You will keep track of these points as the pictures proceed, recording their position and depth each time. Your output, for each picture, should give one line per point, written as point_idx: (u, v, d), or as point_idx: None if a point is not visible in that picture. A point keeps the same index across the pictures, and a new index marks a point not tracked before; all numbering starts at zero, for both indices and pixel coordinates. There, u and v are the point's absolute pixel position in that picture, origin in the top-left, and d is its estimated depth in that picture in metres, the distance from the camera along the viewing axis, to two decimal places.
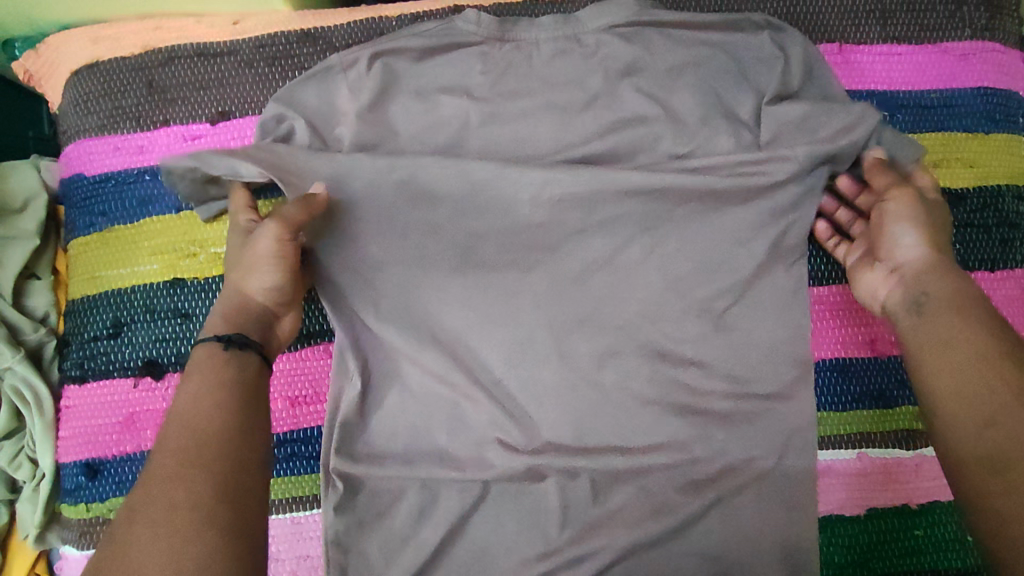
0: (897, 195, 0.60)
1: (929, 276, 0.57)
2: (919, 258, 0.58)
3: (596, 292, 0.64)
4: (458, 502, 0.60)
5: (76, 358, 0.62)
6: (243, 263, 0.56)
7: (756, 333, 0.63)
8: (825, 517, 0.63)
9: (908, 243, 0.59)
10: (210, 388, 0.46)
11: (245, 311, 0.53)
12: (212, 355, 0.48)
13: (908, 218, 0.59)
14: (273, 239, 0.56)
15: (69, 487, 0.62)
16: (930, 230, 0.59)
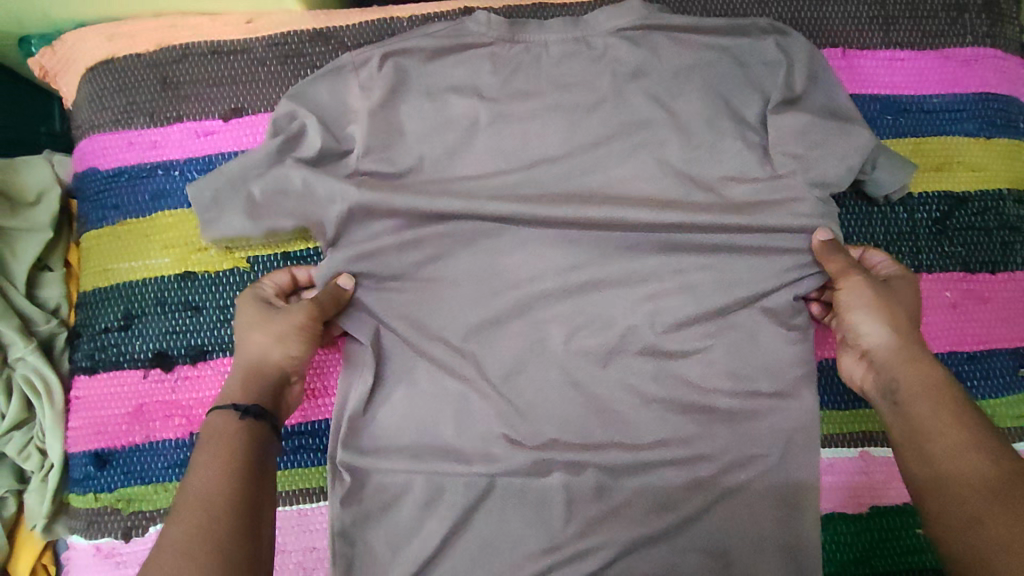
0: (849, 283, 0.60)
1: (897, 363, 0.56)
2: (883, 346, 0.58)
3: (602, 292, 0.65)
4: (464, 496, 0.61)
5: (86, 349, 0.63)
6: (268, 336, 0.57)
7: (761, 333, 0.64)
8: (827, 514, 0.64)
9: (867, 331, 0.59)
10: (225, 457, 0.48)
11: (261, 379, 0.56)
12: (227, 423, 0.51)
13: (863, 306, 0.59)
14: (300, 318, 0.58)
15: (78, 477, 0.62)
16: (890, 315, 0.58)
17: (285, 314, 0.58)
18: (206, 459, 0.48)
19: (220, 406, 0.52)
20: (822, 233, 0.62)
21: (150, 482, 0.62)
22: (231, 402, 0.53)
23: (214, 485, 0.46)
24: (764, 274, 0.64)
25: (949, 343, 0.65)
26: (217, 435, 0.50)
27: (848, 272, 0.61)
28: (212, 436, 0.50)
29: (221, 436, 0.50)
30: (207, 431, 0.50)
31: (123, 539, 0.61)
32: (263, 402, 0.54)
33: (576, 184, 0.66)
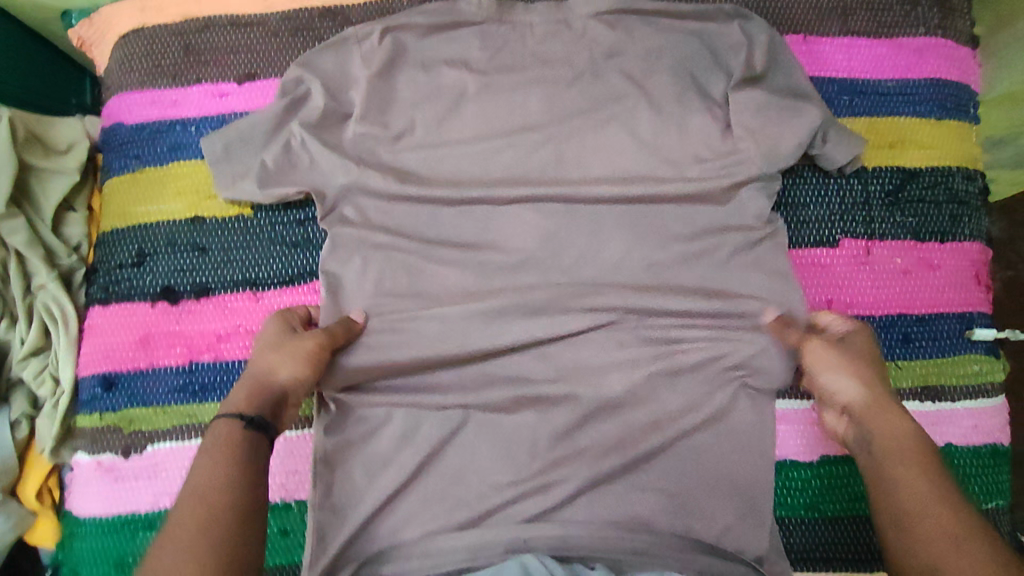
0: (810, 348, 0.62)
1: (872, 416, 0.56)
2: (856, 400, 0.58)
3: (575, 246, 0.70)
4: (439, 429, 0.66)
5: (102, 282, 0.69)
6: (280, 353, 0.59)
7: (721, 290, 0.69)
8: (780, 461, 0.69)
9: (840, 387, 0.59)
10: (227, 465, 0.50)
11: (267, 392, 0.56)
12: (230, 427, 0.52)
13: (829, 362, 0.60)
14: (317, 342, 0.62)
15: (86, 399, 0.68)
16: (851, 367, 0.59)
17: (301, 336, 0.62)
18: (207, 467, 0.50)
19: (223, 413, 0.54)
20: (773, 308, 0.68)
21: (151, 404, 0.67)
22: (234, 410, 0.54)
23: (212, 495, 0.48)
24: (720, 237, 0.70)
25: (898, 306, 0.70)
26: (218, 442, 0.51)
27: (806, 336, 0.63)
28: (217, 442, 0.52)
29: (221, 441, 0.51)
30: (210, 440, 0.52)
31: (122, 455, 0.66)
32: (267, 416, 0.55)
33: (554, 151, 0.72)
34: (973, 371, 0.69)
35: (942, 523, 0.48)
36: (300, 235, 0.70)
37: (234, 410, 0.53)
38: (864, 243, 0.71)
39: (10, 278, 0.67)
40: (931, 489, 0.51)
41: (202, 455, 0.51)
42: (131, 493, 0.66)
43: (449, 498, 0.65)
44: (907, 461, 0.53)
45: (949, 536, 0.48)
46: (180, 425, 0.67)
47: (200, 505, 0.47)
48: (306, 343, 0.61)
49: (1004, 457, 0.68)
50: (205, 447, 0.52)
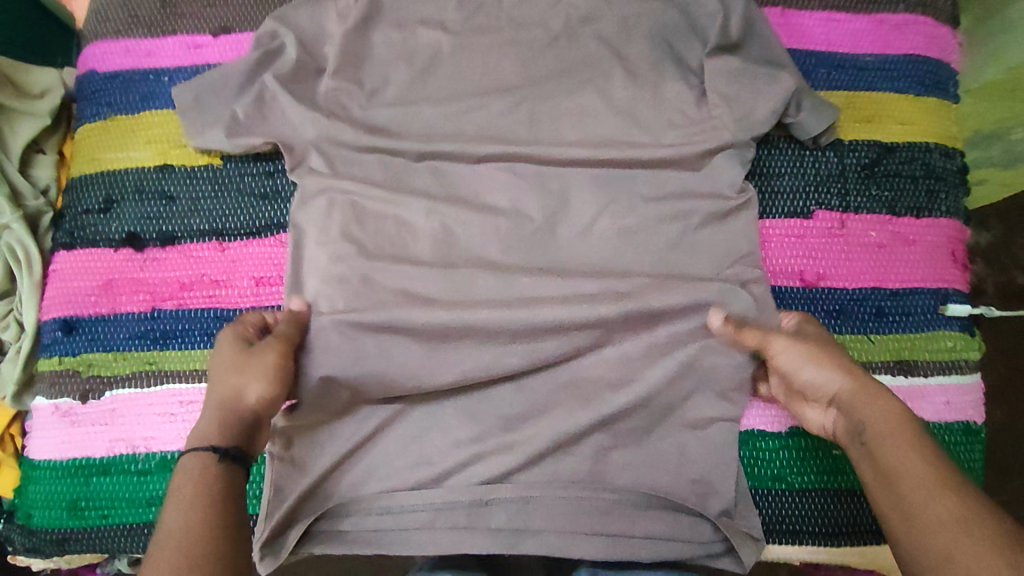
0: (777, 345, 0.58)
1: (862, 402, 0.52)
2: (841, 387, 0.54)
3: (546, 208, 0.69)
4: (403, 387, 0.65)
5: (67, 227, 0.69)
6: (245, 372, 0.56)
7: (690, 259, 0.68)
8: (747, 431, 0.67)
9: (819, 377, 0.55)
10: (201, 508, 0.48)
11: (240, 421, 0.54)
12: (205, 465, 0.50)
13: (798, 356, 0.57)
14: (276, 357, 0.58)
15: (46, 343, 0.68)
16: (824, 358, 0.56)
17: (260, 350, 0.58)
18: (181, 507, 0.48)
19: (193, 450, 0.51)
20: (716, 316, 0.64)
21: (111, 350, 0.67)
22: (206, 446, 0.51)
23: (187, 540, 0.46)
24: (693, 205, 0.69)
25: (871, 279, 0.69)
26: (193, 480, 0.49)
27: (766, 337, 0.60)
28: (188, 480, 0.49)
29: (193, 481, 0.49)
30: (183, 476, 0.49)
31: (80, 400, 0.66)
32: (240, 447, 0.52)
33: (527, 114, 0.72)
34: (947, 348, 0.68)
35: (945, 505, 0.45)
36: (269, 186, 0.70)
37: (208, 444, 0.51)
38: (839, 215, 0.70)
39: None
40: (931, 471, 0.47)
41: (173, 495, 0.49)
42: (86, 438, 0.65)
43: (410, 453, 0.64)
44: (902, 443, 0.49)
45: (952, 517, 0.45)
46: (141, 371, 0.66)
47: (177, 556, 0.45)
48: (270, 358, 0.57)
49: (977, 437, 0.67)
50: (174, 486, 0.49)
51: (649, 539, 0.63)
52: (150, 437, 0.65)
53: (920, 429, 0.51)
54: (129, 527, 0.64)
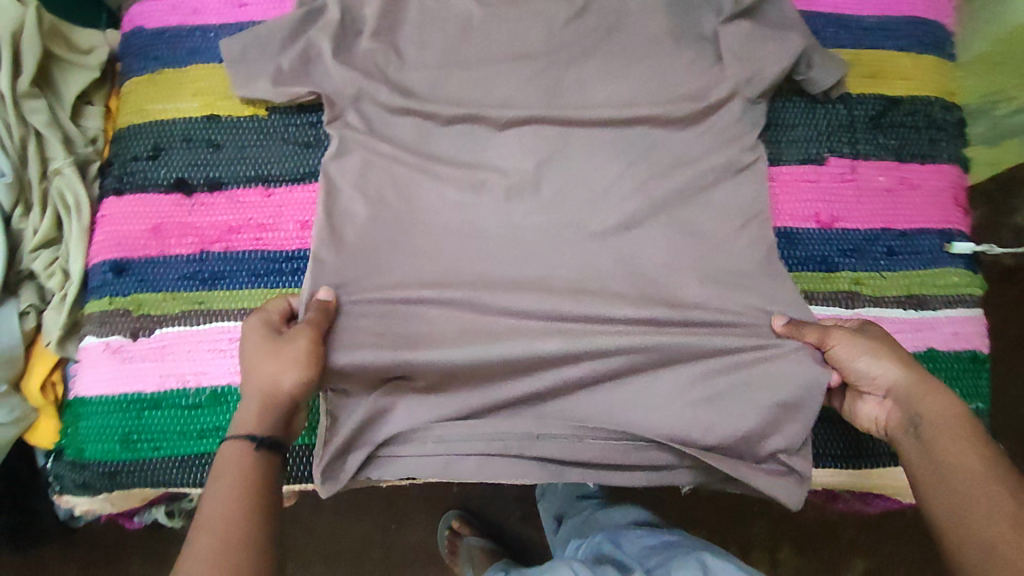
0: (835, 338, 0.63)
1: (920, 397, 0.59)
2: (899, 381, 0.60)
3: (573, 164, 0.74)
4: (441, 330, 0.67)
5: (116, 173, 0.71)
6: (277, 359, 0.59)
7: (711, 206, 0.72)
8: None
9: (878, 372, 0.61)
10: (241, 489, 0.53)
11: (274, 407, 0.58)
12: (243, 449, 0.55)
13: (858, 350, 0.62)
14: (303, 344, 0.61)
15: (96, 285, 0.70)
16: (886, 354, 0.61)
17: (292, 337, 0.61)
18: (221, 492, 0.52)
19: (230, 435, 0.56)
20: (778, 320, 0.68)
21: (161, 290, 0.69)
22: (245, 431, 0.56)
23: (229, 520, 0.51)
24: (712, 155, 0.73)
25: (882, 221, 0.73)
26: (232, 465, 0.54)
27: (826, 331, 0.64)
28: (227, 465, 0.54)
29: (234, 467, 0.54)
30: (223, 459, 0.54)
31: (130, 337, 0.68)
32: (277, 432, 0.57)
33: (554, 74, 0.76)
34: (953, 282, 0.73)
35: (995, 499, 0.52)
36: (312, 136, 0.73)
37: (247, 431, 0.55)
38: (850, 161, 0.74)
39: (29, 161, 0.69)
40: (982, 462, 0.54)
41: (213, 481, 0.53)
42: (138, 374, 0.68)
43: (452, 394, 0.68)
44: (957, 437, 0.56)
45: (1000, 510, 0.51)
46: (190, 310, 0.69)
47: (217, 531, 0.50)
48: (298, 344, 0.60)
49: (983, 365, 0.72)
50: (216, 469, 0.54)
51: (675, 467, 0.68)
52: (201, 372, 0.68)
53: (974, 426, 0.57)
54: (180, 459, 0.66)
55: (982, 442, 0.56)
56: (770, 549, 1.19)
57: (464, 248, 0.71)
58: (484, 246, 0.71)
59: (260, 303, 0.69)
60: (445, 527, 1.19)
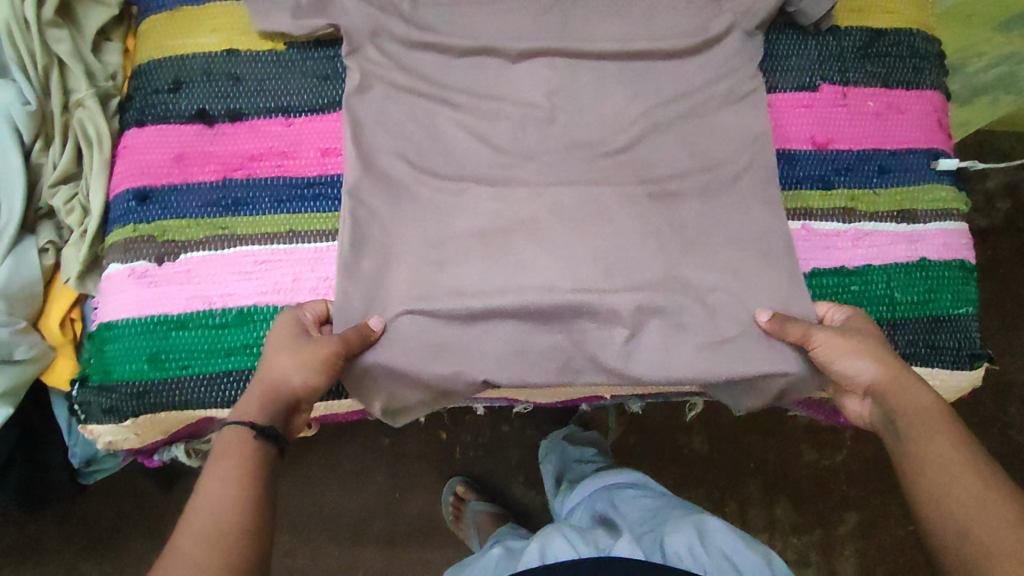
0: (819, 338, 0.66)
1: (894, 393, 0.62)
2: (875, 381, 0.63)
3: (579, 99, 0.77)
4: (460, 262, 0.71)
5: (138, 106, 0.73)
6: (292, 359, 0.61)
7: (709, 136, 0.77)
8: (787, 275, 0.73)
9: (860, 371, 0.63)
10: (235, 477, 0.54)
11: (277, 400, 0.60)
12: (240, 437, 0.56)
13: (841, 350, 0.65)
14: (325, 354, 0.63)
15: (119, 214, 0.71)
16: (864, 352, 0.64)
17: (313, 344, 0.63)
18: (217, 481, 0.53)
19: (231, 421, 0.57)
20: (761, 315, 0.70)
21: (184, 217, 0.71)
22: (247, 420, 0.57)
23: (222, 511, 0.52)
24: (709, 90, 0.78)
25: (873, 142, 0.78)
26: (231, 452, 0.55)
27: (809, 330, 0.67)
28: (226, 451, 0.55)
29: (232, 455, 0.55)
30: (222, 446, 0.56)
31: (155, 263, 0.69)
32: (276, 425, 0.59)
33: (562, 14, 0.79)
34: (940, 197, 0.77)
35: (969, 489, 0.53)
36: (329, 69, 0.76)
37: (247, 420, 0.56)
38: (842, 88, 0.79)
39: (51, 92, 0.73)
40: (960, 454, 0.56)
41: (211, 465, 0.55)
42: (163, 297, 0.69)
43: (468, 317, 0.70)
44: (930, 426, 0.58)
45: (969, 497, 0.53)
46: (214, 235, 0.70)
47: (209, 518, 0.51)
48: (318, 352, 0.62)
49: (970, 273, 0.76)
50: (213, 454, 0.56)
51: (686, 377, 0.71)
52: (227, 294, 0.69)
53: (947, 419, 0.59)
54: (208, 376, 0.68)
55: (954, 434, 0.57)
56: (766, 504, 1.22)
57: (480, 179, 0.74)
58: (498, 177, 0.74)
59: (284, 228, 0.71)
60: (449, 494, 1.19)
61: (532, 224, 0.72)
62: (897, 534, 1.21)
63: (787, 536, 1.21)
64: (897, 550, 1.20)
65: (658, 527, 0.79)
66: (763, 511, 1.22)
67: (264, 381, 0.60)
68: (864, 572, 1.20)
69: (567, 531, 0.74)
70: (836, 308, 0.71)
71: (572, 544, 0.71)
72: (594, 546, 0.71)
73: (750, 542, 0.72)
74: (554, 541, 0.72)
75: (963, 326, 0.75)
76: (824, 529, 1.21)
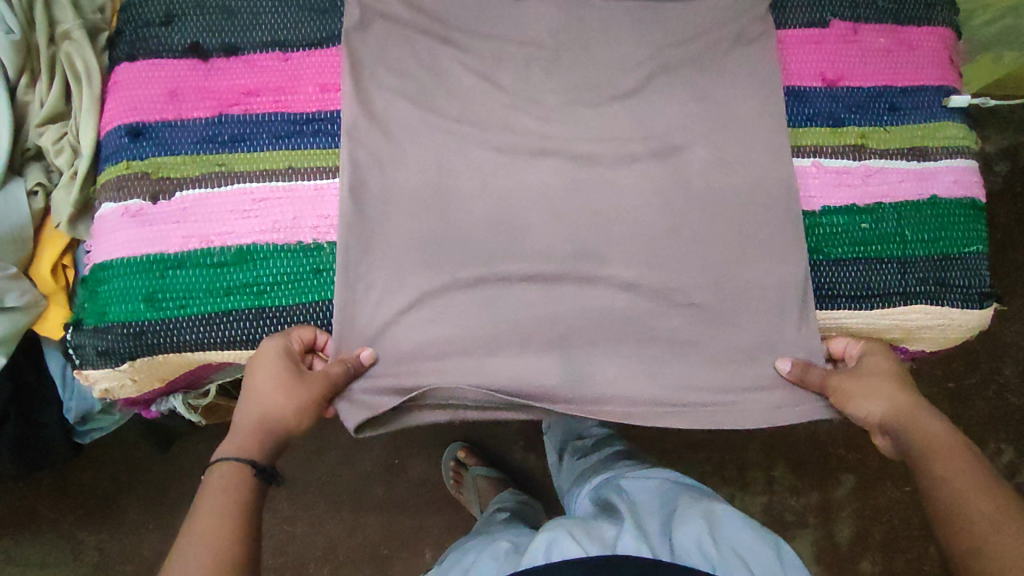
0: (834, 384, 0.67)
1: (907, 427, 0.63)
2: (887, 418, 0.65)
3: (584, 37, 0.75)
4: (464, 209, 0.69)
5: (129, 39, 0.72)
6: (286, 400, 0.62)
7: (718, 76, 0.75)
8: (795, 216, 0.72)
9: (868, 410, 0.66)
10: (230, 508, 0.57)
11: (269, 436, 0.62)
12: (236, 471, 0.59)
13: (850, 393, 0.66)
14: (320, 394, 0.64)
15: (112, 151, 0.69)
16: (877, 390, 0.65)
17: (309, 384, 0.63)
18: (211, 512, 0.56)
19: (221, 457, 0.60)
20: (784, 363, 0.70)
21: (178, 154, 0.69)
22: (241, 456, 0.59)
23: (218, 544, 0.54)
24: (717, 29, 0.76)
25: (884, 79, 0.77)
26: (225, 486, 0.57)
27: (824, 374, 0.68)
28: (219, 482, 0.58)
29: (227, 487, 0.58)
30: (214, 479, 0.58)
31: (150, 201, 0.67)
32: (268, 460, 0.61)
33: None
34: (951, 135, 0.76)
35: (981, 508, 0.56)
36: (326, 3, 0.74)
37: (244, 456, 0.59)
38: (852, 24, 0.77)
39: (36, 24, 0.71)
40: (968, 479, 0.58)
41: (204, 493, 0.57)
42: (159, 236, 0.67)
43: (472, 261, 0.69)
44: (944, 459, 0.60)
45: (985, 515, 0.55)
46: (210, 172, 0.68)
47: (201, 545, 0.54)
48: (309, 396, 0.63)
49: (981, 212, 0.75)
50: (206, 485, 0.58)
51: (689, 323, 0.70)
52: (224, 233, 0.67)
53: (966, 445, 0.61)
54: (207, 318, 0.66)
55: (972, 459, 0.60)
56: (764, 467, 1.21)
57: (485, 122, 0.72)
58: (503, 120, 0.72)
59: (282, 163, 0.69)
60: (449, 460, 1.18)
61: (535, 167, 0.71)
62: (894, 496, 1.21)
63: (785, 499, 1.21)
64: (892, 512, 1.21)
65: (664, 515, 0.71)
66: (762, 473, 1.21)
67: (255, 419, 0.62)
68: (859, 533, 1.20)
69: (572, 528, 0.67)
70: (851, 339, 0.71)
71: (579, 542, 0.64)
72: (602, 543, 0.65)
73: (762, 533, 0.67)
74: (561, 540, 0.65)
75: (974, 264, 0.74)
76: (822, 492, 1.21)
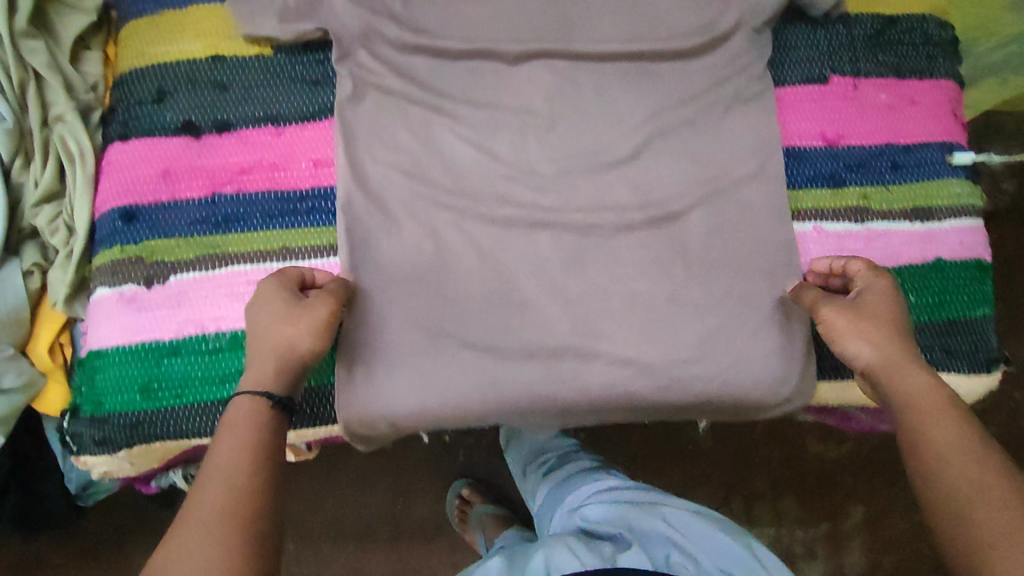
0: (829, 316, 0.61)
1: (894, 375, 0.57)
2: (875, 363, 0.58)
3: (579, 102, 0.73)
4: (460, 281, 0.69)
5: (122, 119, 0.71)
6: (292, 329, 0.58)
7: (715, 139, 0.74)
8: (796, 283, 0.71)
9: (855, 352, 0.59)
10: (248, 445, 0.52)
11: (286, 364, 0.58)
12: (254, 409, 0.54)
13: (845, 328, 0.60)
14: (326, 316, 0.60)
15: (105, 234, 0.69)
16: (872, 330, 0.59)
17: (312, 305, 0.60)
18: (227, 449, 0.52)
19: (239, 393, 0.56)
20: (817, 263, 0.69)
21: (171, 236, 0.68)
22: (262, 388, 0.56)
23: (236, 482, 0.50)
24: (714, 90, 0.74)
25: (886, 135, 0.75)
26: (243, 418, 0.54)
27: (819, 301, 0.63)
28: (239, 418, 0.54)
29: (248, 425, 0.53)
30: (235, 412, 0.54)
31: (144, 286, 0.67)
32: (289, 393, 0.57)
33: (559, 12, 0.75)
34: (955, 192, 0.75)
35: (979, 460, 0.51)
36: (319, 74, 0.73)
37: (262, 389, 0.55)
38: (852, 79, 0.76)
39: (29, 106, 0.71)
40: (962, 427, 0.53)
41: (222, 430, 0.53)
42: (153, 322, 0.66)
43: (471, 338, 0.68)
44: (941, 403, 0.55)
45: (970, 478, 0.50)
46: (205, 255, 0.68)
47: (222, 483, 0.50)
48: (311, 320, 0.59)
49: (987, 273, 0.74)
50: (224, 421, 0.54)
51: (693, 391, 0.69)
52: (218, 317, 0.67)
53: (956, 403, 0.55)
54: (202, 404, 0.66)
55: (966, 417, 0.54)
56: (772, 499, 1.20)
57: (481, 193, 0.71)
58: (498, 190, 0.71)
59: (276, 245, 0.69)
60: (453, 498, 1.17)
61: (530, 237, 0.70)
62: (904, 528, 1.20)
63: (793, 531, 1.19)
64: (903, 542, 1.19)
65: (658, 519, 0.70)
66: (769, 506, 1.20)
67: (270, 351, 0.57)
68: (871, 565, 1.19)
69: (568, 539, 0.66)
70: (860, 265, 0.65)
71: (575, 554, 0.63)
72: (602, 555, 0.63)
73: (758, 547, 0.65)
74: (556, 552, 0.64)
75: (980, 327, 0.72)
76: (831, 524, 1.20)
